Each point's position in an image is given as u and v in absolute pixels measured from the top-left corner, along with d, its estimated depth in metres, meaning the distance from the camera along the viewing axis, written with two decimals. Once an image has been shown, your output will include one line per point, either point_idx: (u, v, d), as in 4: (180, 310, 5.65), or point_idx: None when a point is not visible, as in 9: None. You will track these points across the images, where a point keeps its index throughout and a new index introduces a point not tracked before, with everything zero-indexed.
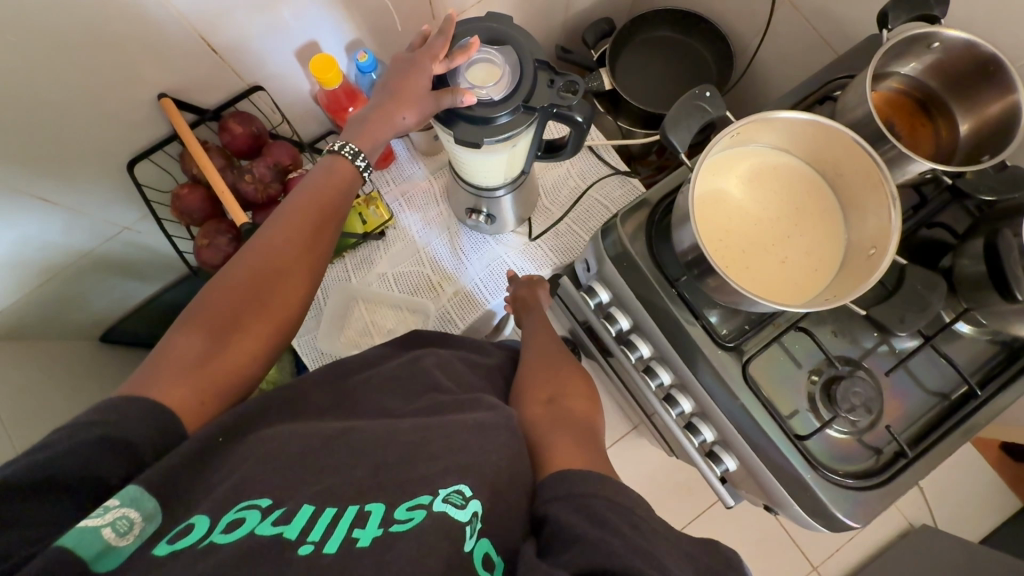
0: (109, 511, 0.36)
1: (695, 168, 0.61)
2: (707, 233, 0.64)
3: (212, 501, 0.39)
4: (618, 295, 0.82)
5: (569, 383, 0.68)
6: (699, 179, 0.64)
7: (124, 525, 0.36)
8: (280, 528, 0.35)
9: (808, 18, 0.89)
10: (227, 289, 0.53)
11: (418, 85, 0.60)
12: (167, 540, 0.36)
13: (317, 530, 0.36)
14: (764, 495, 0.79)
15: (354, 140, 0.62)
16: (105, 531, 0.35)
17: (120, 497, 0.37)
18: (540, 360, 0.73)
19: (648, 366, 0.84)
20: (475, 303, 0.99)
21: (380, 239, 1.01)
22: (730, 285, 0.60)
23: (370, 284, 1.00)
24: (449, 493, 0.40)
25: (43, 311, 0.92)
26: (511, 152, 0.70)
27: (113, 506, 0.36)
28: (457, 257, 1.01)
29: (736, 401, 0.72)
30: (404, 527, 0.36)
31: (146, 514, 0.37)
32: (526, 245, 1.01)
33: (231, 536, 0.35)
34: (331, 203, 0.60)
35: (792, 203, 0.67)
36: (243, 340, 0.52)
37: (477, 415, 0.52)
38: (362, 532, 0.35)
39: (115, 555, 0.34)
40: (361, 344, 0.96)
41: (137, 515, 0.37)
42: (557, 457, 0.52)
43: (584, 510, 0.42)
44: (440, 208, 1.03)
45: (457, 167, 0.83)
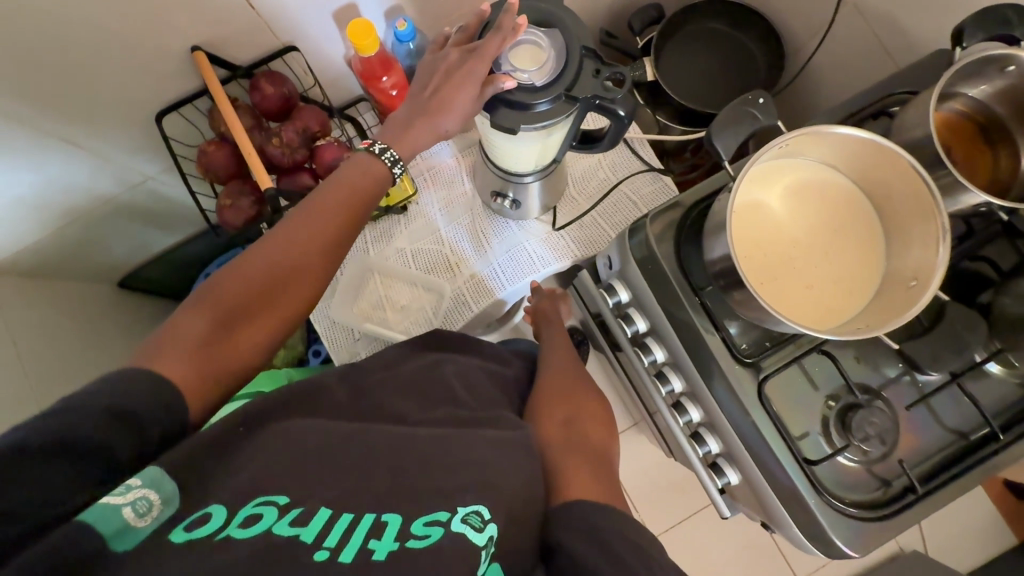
0: (130, 490, 0.36)
1: (739, 177, 0.58)
2: (740, 247, 0.62)
3: (228, 492, 0.38)
4: (638, 297, 0.80)
5: (582, 401, 0.68)
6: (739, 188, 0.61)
7: (143, 506, 0.36)
8: (296, 531, 0.35)
9: (871, 24, 0.84)
10: (243, 274, 0.52)
11: (466, 96, 0.57)
12: (183, 527, 0.35)
13: (333, 536, 0.35)
14: (762, 512, 0.78)
15: (395, 147, 0.60)
16: (125, 510, 0.34)
17: (142, 477, 0.37)
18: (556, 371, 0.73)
19: (660, 371, 0.82)
20: (491, 287, 0.98)
21: (402, 214, 1.00)
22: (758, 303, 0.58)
23: (388, 258, 0.99)
24: (468, 513, 0.39)
25: (62, 255, 0.93)
26: (546, 141, 0.68)
27: (134, 486, 0.36)
28: (478, 240, 1.00)
29: (748, 418, 0.70)
30: (420, 544, 0.36)
31: (165, 497, 0.37)
32: (548, 234, 0.99)
33: (249, 532, 0.35)
34: (359, 202, 0.58)
35: (833, 221, 0.64)
36: (254, 325, 0.52)
37: None
38: (378, 544, 0.35)
39: (133, 535, 0.34)
40: (374, 320, 0.96)
41: (157, 497, 0.37)
42: (573, 486, 0.52)
43: (601, 546, 0.43)
44: (467, 188, 1.01)
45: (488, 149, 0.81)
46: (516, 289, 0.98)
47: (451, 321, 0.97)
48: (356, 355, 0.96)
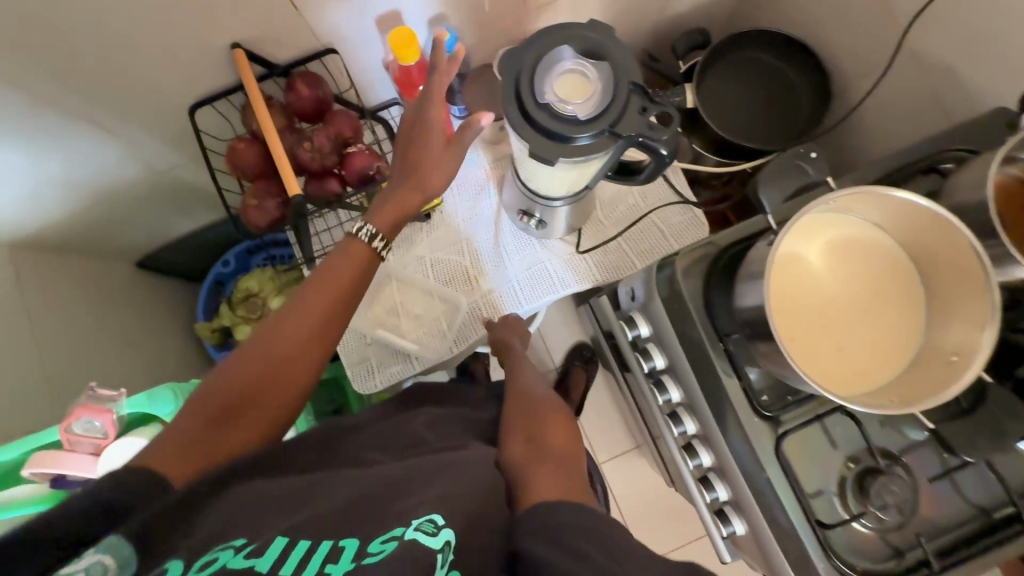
0: (82, 559, 0.36)
1: (780, 231, 0.55)
2: (774, 303, 0.60)
3: (192, 543, 0.37)
4: (658, 333, 0.78)
5: None
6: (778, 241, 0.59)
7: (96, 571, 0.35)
8: (251, 562, 0.35)
9: (927, 72, 0.81)
10: (238, 366, 0.53)
11: (444, 178, 0.68)
12: None
13: (289, 564, 0.35)
14: (765, 565, 0.76)
15: (372, 223, 0.64)
16: None
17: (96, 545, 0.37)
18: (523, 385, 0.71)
19: (674, 411, 0.80)
20: (508, 304, 0.96)
21: (425, 221, 0.99)
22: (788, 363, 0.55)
23: (407, 265, 0.98)
24: (421, 522, 0.39)
25: (84, 234, 0.93)
26: (582, 171, 0.66)
27: (86, 554, 0.36)
28: (500, 256, 0.98)
29: (761, 470, 0.68)
30: (374, 559, 0.35)
31: (121, 559, 0.36)
32: (571, 256, 0.97)
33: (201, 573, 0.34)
34: (348, 283, 0.60)
35: (872, 281, 0.61)
36: (251, 419, 0.52)
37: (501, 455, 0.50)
38: (334, 567, 0.35)
39: None
40: (386, 327, 0.95)
41: (111, 560, 0.36)
42: (544, 486, 0.47)
43: (560, 543, 0.39)
44: (494, 202, 1.00)
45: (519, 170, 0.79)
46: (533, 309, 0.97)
47: (464, 336, 0.95)
48: (365, 361, 0.95)
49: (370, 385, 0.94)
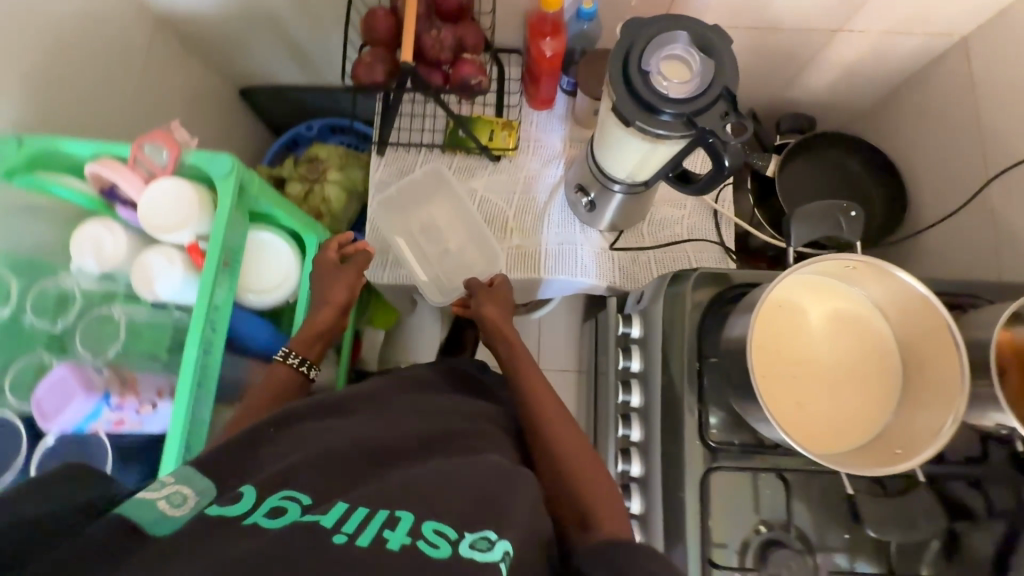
0: (166, 486, 0.44)
1: (793, 267, 0.59)
2: (764, 331, 0.63)
3: (260, 479, 0.45)
4: (646, 339, 0.82)
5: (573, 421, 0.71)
6: (786, 283, 0.63)
7: (177, 498, 0.44)
8: (317, 518, 0.39)
9: (995, 234, 0.84)
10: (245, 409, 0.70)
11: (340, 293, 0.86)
12: (217, 503, 0.42)
13: (352, 523, 0.38)
14: None
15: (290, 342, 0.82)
16: (160, 503, 0.42)
17: (174, 475, 0.47)
18: (523, 357, 0.78)
19: (628, 414, 0.83)
20: (527, 266, 1.02)
21: (492, 163, 1.06)
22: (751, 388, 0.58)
23: (458, 192, 1.05)
24: (476, 538, 0.39)
25: (212, 39, 1.04)
26: (649, 153, 0.71)
27: (169, 483, 0.45)
28: (539, 221, 1.04)
29: (680, 491, 0.70)
30: (432, 551, 0.37)
31: (199, 490, 0.46)
32: (601, 251, 1.02)
33: (270, 521, 0.39)
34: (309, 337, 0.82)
35: (857, 363, 0.63)
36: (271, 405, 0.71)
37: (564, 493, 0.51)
38: (392, 535, 0.38)
39: (168, 522, 0.40)
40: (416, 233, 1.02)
41: (191, 492, 0.45)
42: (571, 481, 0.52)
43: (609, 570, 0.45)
44: (557, 175, 1.06)
45: (596, 143, 0.84)
46: (562, 282, 1.02)
47: None
48: (384, 255, 1.01)
49: (378, 274, 1.00)
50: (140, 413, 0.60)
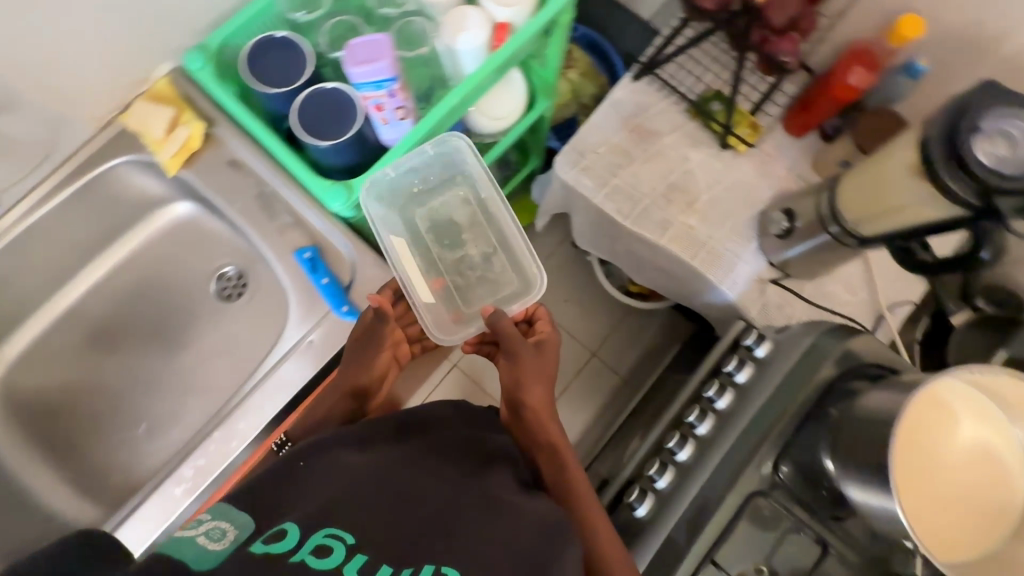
0: (202, 525, 0.53)
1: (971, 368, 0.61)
2: (911, 420, 0.62)
3: (297, 515, 0.55)
4: (769, 362, 0.82)
5: (567, 459, 0.78)
6: (957, 389, 0.63)
7: (214, 534, 0.52)
8: (310, 556, 0.49)
9: None
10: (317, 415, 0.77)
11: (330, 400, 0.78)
12: (262, 541, 0.51)
13: (341, 560, 0.50)
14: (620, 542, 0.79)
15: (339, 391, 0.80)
16: (198, 540, 0.50)
17: (212, 513, 0.55)
18: (540, 405, 0.83)
19: (703, 408, 0.82)
20: (687, 247, 1.04)
21: (718, 146, 1.08)
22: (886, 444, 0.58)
23: (674, 151, 1.08)
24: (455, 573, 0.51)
25: None
26: (910, 206, 0.73)
27: (205, 521, 0.54)
28: (723, 220, 1.05)
29: (722, 492, 0.74)
30: None
31: (237, 525, 0.54)
32: (756, 278, 1.03)
33: (290, 552, 0.50)
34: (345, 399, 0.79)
35: (980, 502, 0.61)
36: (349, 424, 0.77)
37: (534, 511, 0.62)
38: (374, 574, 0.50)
39: (212, 557, 0.48)
40: (615, 159, 1.08)
41: (227, 527, 0.53)
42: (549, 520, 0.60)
43: None
44: (765, 194, 1.06)
45: (847, 188, 0.84)
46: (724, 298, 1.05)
47: (643, 224, 1.06)
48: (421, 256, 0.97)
49: (565, 170, 1.07)
50: (393, 110, 0.65)
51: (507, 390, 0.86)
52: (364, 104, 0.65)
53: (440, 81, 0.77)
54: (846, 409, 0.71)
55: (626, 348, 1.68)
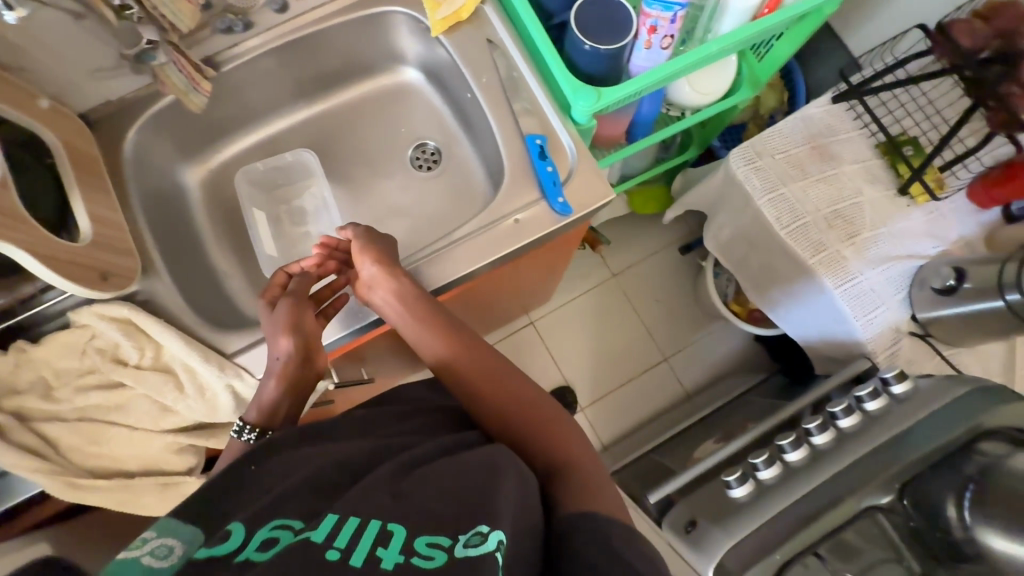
0: (141, 542, 0.44)
1: None
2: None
3: (247, 514, 0.46)
4: (905, 400, 0.81)
5: (537, 412, 0.63)
6: None
7: (160, 551, 0.44)
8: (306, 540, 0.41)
9: None
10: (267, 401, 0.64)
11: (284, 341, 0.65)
12: (207, 548, 0.42)
13: (341, 538, 0.41)
14: (707, 514, 0.80)
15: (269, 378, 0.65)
16: (143, 559, 0.43)
17: (152, 530, 0.46)
18: (475, 379, 0.65)
19: (824, 421, 0.83)
20: (834, 275, 1.03)
21: (895, 192, 1.07)
22: None
23: (848, 181, 1.08)
24: (469, 537, 0.43)
25: None
26: None
27: (146, 537, 0.45)
28: (876, 261, 1.04)
29: (829, 502, 0.73)
30: (423, 562, 0.41)
31: (181, 539, 0.45)
32: (894, 327, 1.02)
33: (261, 554, 0.41)
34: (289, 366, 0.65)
35: None
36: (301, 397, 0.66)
37: (487, 454, 0.52)
38: (385, 553, 0.41)
39: None
40: (790, 169, 1.08)
41: (173, 543, 0.45)
42: (571, 494, 0.54)
43: (602, 548, 0.48)
44: (927, 251, 1.05)
45: None
46: (831, 306, 1.04)
47: (797, 238, 1.05)
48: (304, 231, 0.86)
49: (737, 164, 1.08)
50: (663, 38, 0.69)
51: (461, 352, 0.66)
52: (642, 22, 0.69)
53: (691, 28, 0.80)
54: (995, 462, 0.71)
55: (698, 364, 1.68)
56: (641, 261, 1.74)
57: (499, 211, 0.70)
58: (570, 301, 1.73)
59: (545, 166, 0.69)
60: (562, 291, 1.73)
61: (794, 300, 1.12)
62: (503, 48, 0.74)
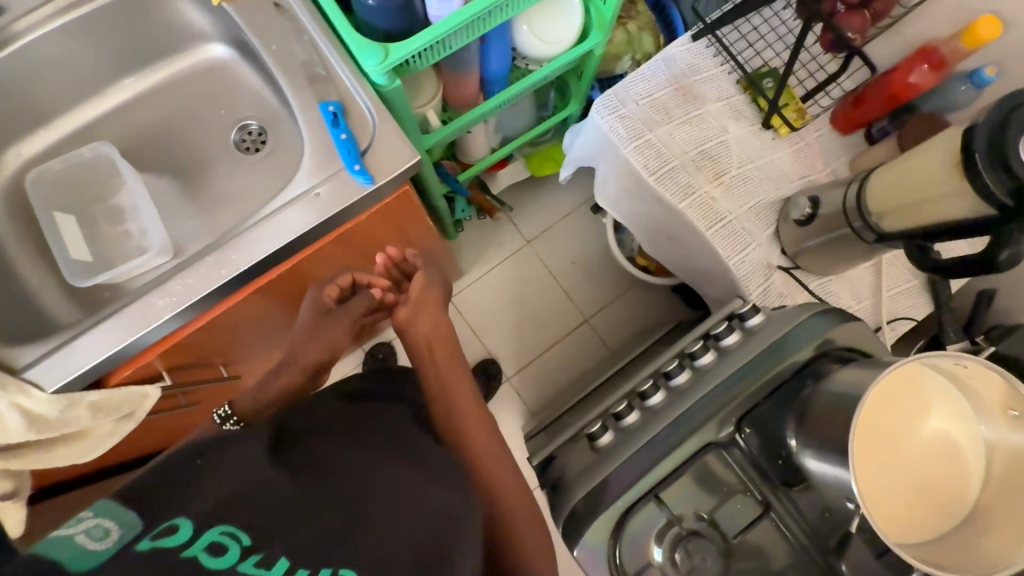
0: (74, 522, 0.46)
1: (961, 359, 0.60)
2: (881, 406, 0.62)
3: (195, 512, 0.48)
4: (757, 332, 0.82)
5: (516, 483, 0.75)
6: (931, 379, 0.63)
7: (96, 530, 0.45)
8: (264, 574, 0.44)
9: None
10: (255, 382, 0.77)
11: (320, 355, 0.83)
12: (151, 537, 0.45)
13: None
14: (570, 470, 0.81)
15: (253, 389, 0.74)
16: (76, 537, 0.43)
17: (89, 508, 0.48)
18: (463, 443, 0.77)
19: (681, 364, 0.84)
20: (705, 218, 1.02)
21: (759, 126, 1.06)
22: (853, 418, 0.59)
23: (714, 120, 1.06)
24: None
25: None
26: (939, 206, 0.70)
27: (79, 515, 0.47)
28: (746, 199, 1.04)
29: (672, 444, 0.74)
30: None
31: (122, 521, 0.47)
32: (766, 263, 1.02)
33: (215, 562, 0.44)
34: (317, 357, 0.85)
35: (935, 487, 0.62)
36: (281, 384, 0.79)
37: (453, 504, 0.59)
38: None
39: (94, 554, 0.42)
40: (654, 114, 1.06)
41: (108, 522, 0.46)
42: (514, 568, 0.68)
43: None
44: (794, 183, 1.04)
45: (878, 178, 0.82)
46: (705, 248, 1.04)
47: (665, 183, 1.04)
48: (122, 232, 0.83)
49: (600, 113, 1.05)
50: None
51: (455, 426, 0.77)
52: None
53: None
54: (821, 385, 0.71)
55: (619, 319, 1.68)
56: (555, 223, 1.71)
57: (303, 185, 0.67)
58: (487, 272, 1.70)
59: (336, 134, 0.65)
60: (479, 263, 1.70)
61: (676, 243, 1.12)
62: (288, 10, 0.69)
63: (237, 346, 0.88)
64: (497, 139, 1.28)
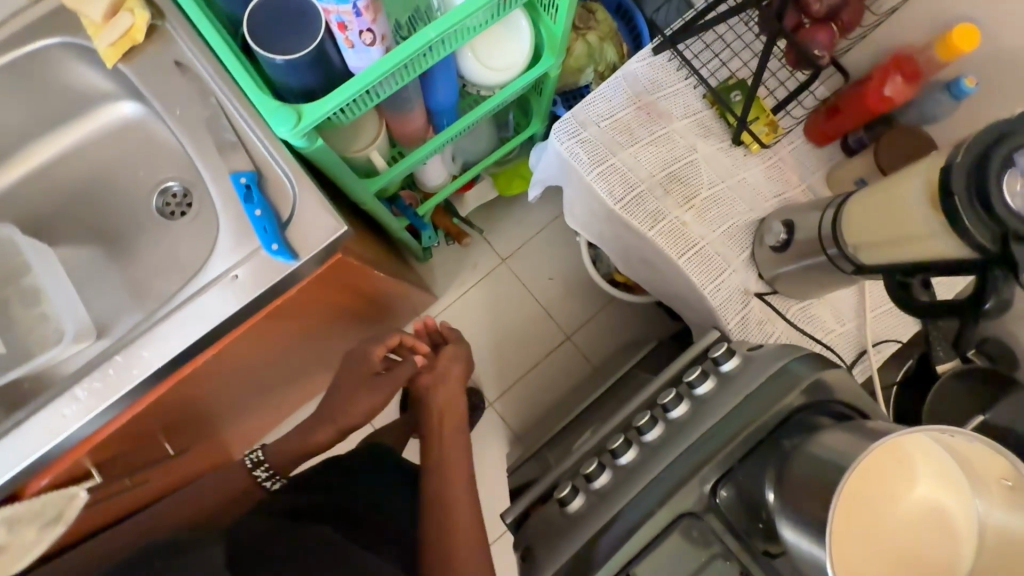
0: None
1: (950, 429, 0.55)
2: (862, 475, 0.57)
3: None
4: (733, 379, 0.76)
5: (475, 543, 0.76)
6: (918, 442, 0.59)
7: None
8: None
9: None
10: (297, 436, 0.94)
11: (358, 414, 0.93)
12: None
13: None
14: (540, 539, 0.76)
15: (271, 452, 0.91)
16: None
17: None
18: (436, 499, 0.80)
19: (655, 416, 0.78)
20: (677, 245, 0.96)
21: (730, 143, 0.99)
22: (833, 496, 0.54)
23: (682, 139, 0.99)
24: None
25: None
26: (914, 242, 0.65)
27: None
28: (719, 222, 0.97)
29: (643, 514, 0.68)
30: None
31: None
32: (742, 289, 0.96)
33: None
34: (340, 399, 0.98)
35: (926, 563, 0.57)
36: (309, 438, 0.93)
37: None
38: None
39: None
40: (618, 136, 0.99)
41: None
42: None
43: None
44: (768, 201, 0.98)
45: (853, 208, 0.76)
46: (679, 276, 0.98)
47: (633, 211, 0.97)
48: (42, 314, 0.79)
49: (560, 139, 0.98)
50: (359, 35, 0.57)
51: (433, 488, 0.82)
52: (328, 18, 0.57)
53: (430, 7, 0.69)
54: (801, 442, 0.66)
55: (601, 335, 1.63)
56: (530, 238, 1.65)
57: (219, 268, 0.61)
58: (462, 294, 1.64)
59: (251, 211, 0.59)
60: (453, 285, 1.64)
61: (649, 268, 1.06)
62: (192, 69, 0.63)
63: (185, 422, 0.83)
64: (458, 165, 1.21)
